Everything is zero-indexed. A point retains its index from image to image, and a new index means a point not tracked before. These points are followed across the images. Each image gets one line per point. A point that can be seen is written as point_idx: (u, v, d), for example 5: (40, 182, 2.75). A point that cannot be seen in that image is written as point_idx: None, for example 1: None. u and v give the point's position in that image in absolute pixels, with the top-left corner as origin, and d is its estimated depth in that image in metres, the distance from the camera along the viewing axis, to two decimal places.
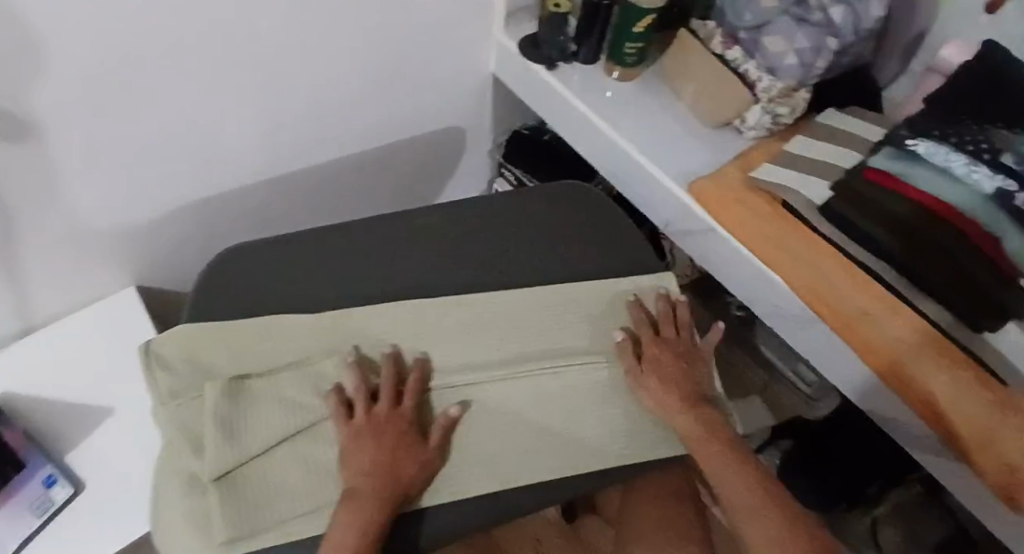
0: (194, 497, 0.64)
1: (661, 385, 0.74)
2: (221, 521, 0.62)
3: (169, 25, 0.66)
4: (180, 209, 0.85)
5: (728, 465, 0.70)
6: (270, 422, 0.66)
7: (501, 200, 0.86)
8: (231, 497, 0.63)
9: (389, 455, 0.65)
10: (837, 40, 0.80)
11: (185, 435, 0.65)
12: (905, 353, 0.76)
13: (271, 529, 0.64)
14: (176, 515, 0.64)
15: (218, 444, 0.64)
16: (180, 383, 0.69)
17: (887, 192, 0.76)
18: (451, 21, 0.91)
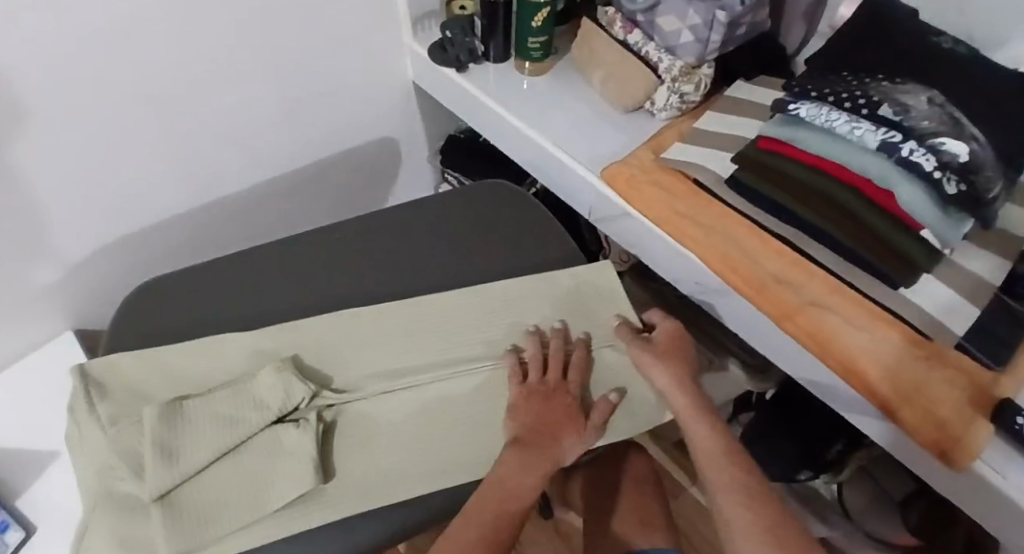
0: (134, 520, 0.62)
1: (671, 360, 0.71)
2: (162, 536, 0.59)
3: (57, 64, 0.70)
4: (107, 244, 0.89)
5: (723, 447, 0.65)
6: (209, 438, 0.63)
7: (431, 204, 0.86)
8: (171, 516, 0.60)
9: (558, 424, 0.68)
10: (725, 12, 0.79)
11: (123, 460, 0.63)
12: (826, 312, 0.71)
13: (213, 541, 0.61)
14: (109, 540, 0.61)
15: (155, 465, 0.61)
16: (121, 409, 0.67)
17: (784, 158, 0.74)
18: (357, 30, 0.95)
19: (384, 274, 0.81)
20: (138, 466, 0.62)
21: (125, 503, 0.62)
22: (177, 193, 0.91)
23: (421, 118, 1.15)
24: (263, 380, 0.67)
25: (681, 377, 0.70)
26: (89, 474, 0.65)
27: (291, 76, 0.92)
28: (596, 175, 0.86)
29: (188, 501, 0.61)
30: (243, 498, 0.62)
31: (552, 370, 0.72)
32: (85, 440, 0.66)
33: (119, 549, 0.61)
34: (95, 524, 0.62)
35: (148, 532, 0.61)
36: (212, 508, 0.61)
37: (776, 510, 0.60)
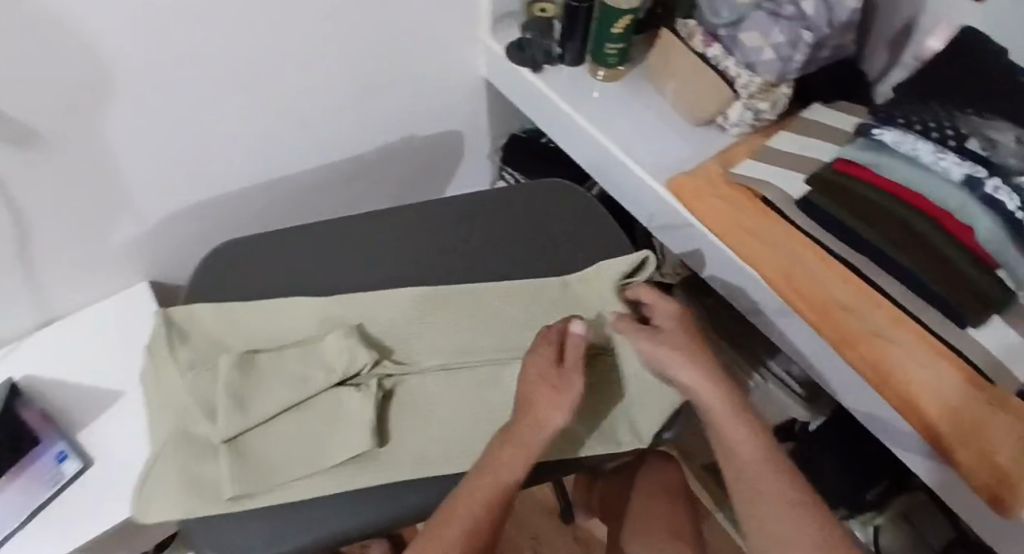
0: (201, 462, 0.64)
1: (694, 353, 0.67)
2: (230, 479, 0.62)
3: (163, 30, 0.72)
4: (183, 210, 0.91)
5: (752, 444, 0.65)
6: (278, 392, 0.66)
7: (499, 196, 0.87)
8: (237, 461, 0.63)
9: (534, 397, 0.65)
10: (812, 32, 0.79)
11: (198, 403, 0.66)
12: (889, 344, 0.70)
13: (274, 489, 0.63)
14: (175, 476, 0.63)
15: (228, 411, 0.65)
16: (197, 354, 0.70)
17: (859, 183, 0.73)
18: (439, 23, 0.96)
19: (445, 260, 0.82)
20: (212, 411, 0.65)
21: (196, 445, 0.65)
22: (252, 166, 0.94)
23: (487, 115, 1.16)
24: (331, 344, 0.69)
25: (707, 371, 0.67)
26: (162, 413, 0.68)
27: (371, 62, 0.94)
28: (661, 183, 0.86)
29: (254, 449, 0.64)
30: (306, 452, 0.64)
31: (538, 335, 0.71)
32: (161, 381, 0.69)
33: (182, 487, 0.63)
34: (162, 461, 0.65)
35: (213, 475, 0.64)
36: (274, 457, 0.64)
37: (815, 510, 0.61)
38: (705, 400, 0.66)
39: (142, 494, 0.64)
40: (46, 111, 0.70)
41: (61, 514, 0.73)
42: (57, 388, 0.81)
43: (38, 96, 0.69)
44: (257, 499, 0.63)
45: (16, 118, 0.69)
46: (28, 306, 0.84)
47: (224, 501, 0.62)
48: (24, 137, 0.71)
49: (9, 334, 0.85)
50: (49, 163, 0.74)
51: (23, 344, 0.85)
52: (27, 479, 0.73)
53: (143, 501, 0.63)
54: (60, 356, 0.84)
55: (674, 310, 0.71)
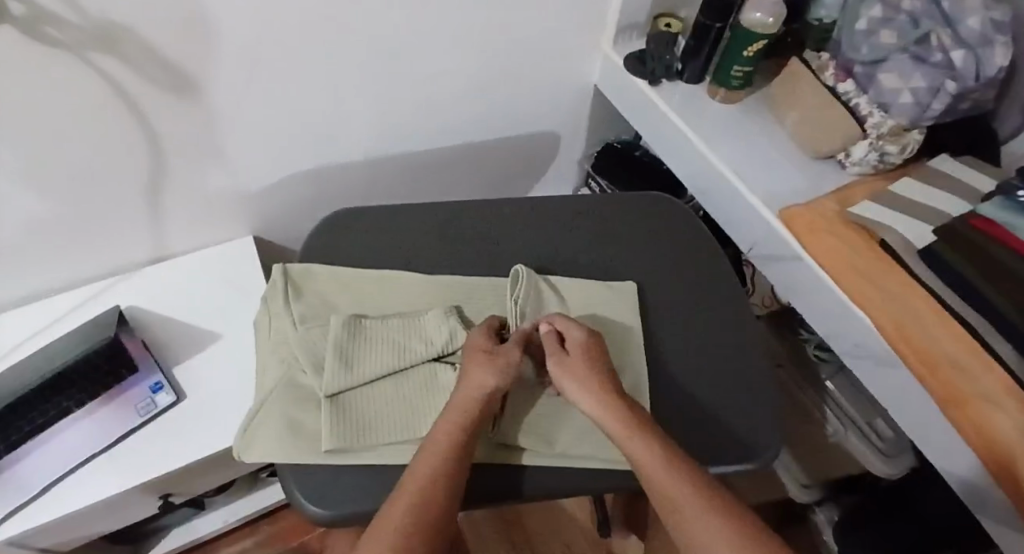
0: (304, 411, 0.67)
1: (590, 375, 0.66)
2: (328, 432, 0.64)
3: (320, 7, 0.74)
4: (295, 175, 0.93)
5: (657, 461, 0.59)
6: (380, 357, 0.69)
7: (607, 201, 0.87)
8: (337, 414, 0.65)
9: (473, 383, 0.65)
10: (957, 83, 0.76)
11: (306, 355, 0.69)
12: (995, 408, 0.68)
13: (366, 449, 0.65)
14: (278, 420, 0.66)
15: (334, 367, 0.67)
16: (310, 310, 0.73)
17: (992, 240, 0.72)
18: (568, 28, 0.96)
19: (547, 258, 0.82)
20: (319, 365, 0.68)
21: (303, 393, 0.68)
22: (365, 143, 0.95)
23: (590, 121, 1.16)
24: (432, 320, 0.71)
25: (607, 394, 0.65)
26: (269, 359, 0.71)
27: (498, 58, 0.94)
28: (773, 212, 0.85)
29: (352, 406, 0.66)
30: (400, 419, 0.66)
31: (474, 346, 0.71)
32: (273, 330, 0.72)
33: (284, 431, 0.66)
34: (267, 405, 0.68)
35: (313, 425, 0.66)
36: (371, 418, 0.66)
37: (724, 526, 0.56)
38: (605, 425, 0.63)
39: (243, 431, 0.66)
40: (205, 67, 0.72)
41: (151, 442, 0.76)
42: (164, 321, 0.85)
43: (202, 51, 0.71)
44: (352, 456, 0.64)
45: (180, 69, 0.71)
46: (145, 240, 0.87)
47: (320, 453, 0.64)
48: (182, 86, 0.73)
49: (121, 263, 0.88)
50: (194, 114, 0.76)
51: (132, 278, 0.88)
52: (124, 404, 0.77)
53: (245, 439, 0.66)
54: (165, 293, 0.87)
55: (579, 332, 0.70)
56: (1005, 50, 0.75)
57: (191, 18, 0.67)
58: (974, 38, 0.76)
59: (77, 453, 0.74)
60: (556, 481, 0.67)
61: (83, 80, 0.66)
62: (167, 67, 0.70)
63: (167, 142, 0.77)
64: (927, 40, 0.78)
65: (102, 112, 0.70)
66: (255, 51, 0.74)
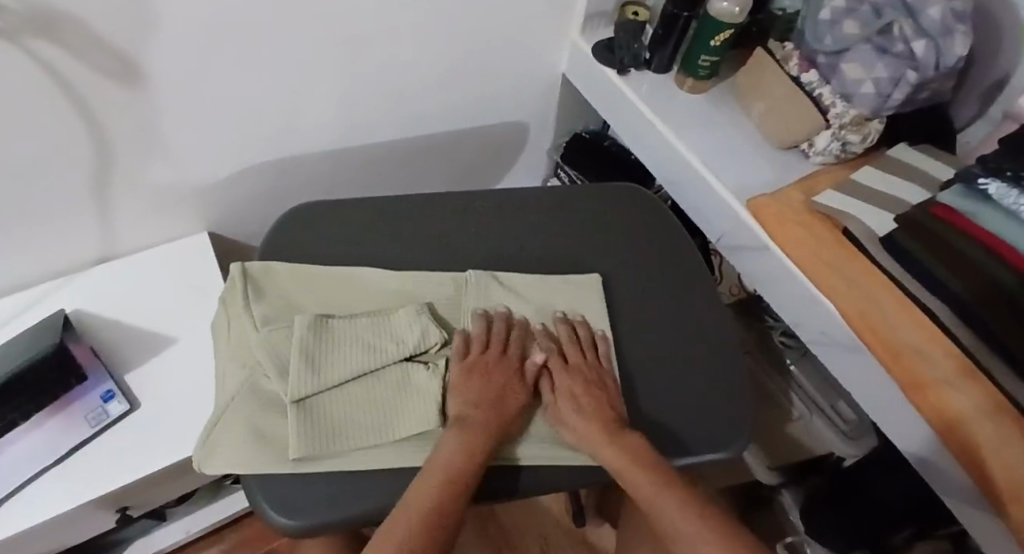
0: (269, 417, 0.64)
1: (583, 407, 0.67)
2: (297, 437, 0.61)
3: None
4: (253, 167, 0.89)
5: (657, 490, 0.61)
6: (349, 359, 0.66)
7: (576, 193, 0.86)
8: (307, 420, 0.62)
9: (499, 392, 0.67)
10: (917, 73, 0.78)
11: (270, 358, 0.66)
12: (953, 391, 0.70)
13: (336, 455, 0.62)
14: (241, 427, 0.63)
15: (300, 370, 0.64)
16: (272, 311, 0.70)
17: (952, 230, 0.72)
18: (535, 17, 0.94)
19: (519, 251, 0.81)
20: (284, 369, 0.65)
21: (266, 399, 0.65)
22: (327, 133, 0.92)
23: (557, 111, 1.14)
24: (403, 318, 0.69)
25: (600, 413, 0.66)
26: (230, 363, 0.67)
27: (463, 46, 0.92)
28: (739, 201, 0.85)
29: (321, 411, 0.63)
30: (370, 421, 0.64)
31: (489, 344, 0.70)
32: (234, 334, 0.69)
33: (249, 439, 0.62)
34: (229, 411, 0.64)
35: (280, 432, 0.63)
36: (342, 422, 0.63)
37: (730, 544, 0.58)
38: (597, 444, 0.64)
39: (204, 441, 0.63)
40: (154, 53, 0.68)
41: (103, 452, 0.72)
42: (117, 323, 0.81)
43: (150, 36, 0.66)
44: (322, 463, 0.62)
45: (127, 55, 0.67)
46: (94, 237, 0.83)
47: (288, 460, 0.61)
48: (130, 74, 0.68)
49: (70, 262, 0.84)
50: (145, 103, 0.72)
51: (80, 278, 0.83)
52: (74, 414, 0.73)
53: (207, 449, 0.62)
54: (118, 293, 0.83)
55: (576, 353, 0.71)
56: (965, 39, 0.77)
57: (136, 2, 0.63)
58: (936, 28, 0.77)
59: (23, 469, 0.70)
60: (534, 479, 0.66)
61: (19, 70, 0.61)
62: (111, 55, 0.66)
63: (111, 135, 0.73)
64: (888, 30, 0.80)
65: (42, 104, 0.66)
66: (210, 36, 0.70)
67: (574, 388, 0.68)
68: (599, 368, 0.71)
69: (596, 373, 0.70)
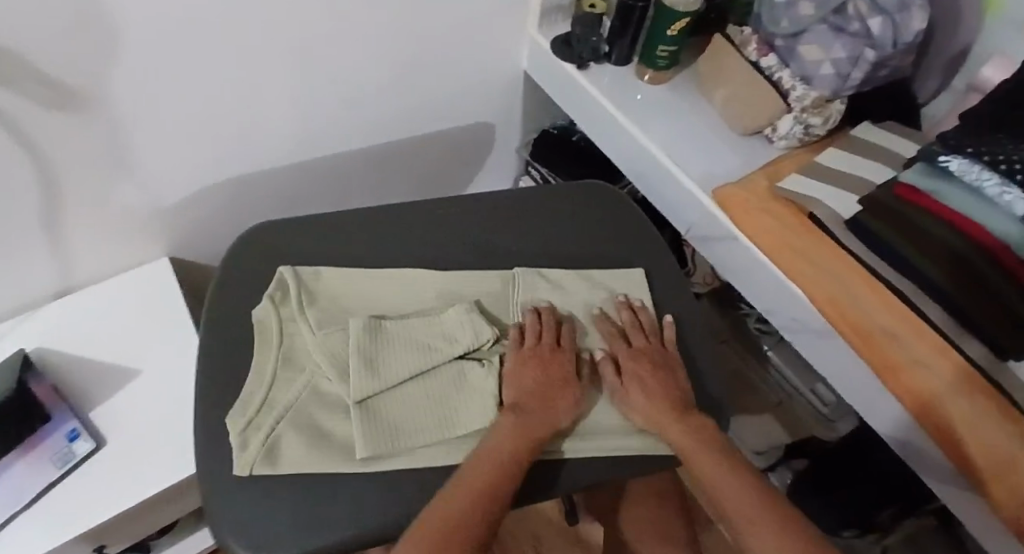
0: (334, 418, 0.63)
1: (650, 389, 0.66)
2: (362, 438, 0.61)
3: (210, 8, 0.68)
4: (211, 187, 0.88)
5: (725, 472, 0.61)
6: (407, 357, 0.65)
7: (545, 191, 0.84)
8: (372, 422, 0.62)
9: (552, 385, 0.65)
10: (875, 52, 0.77)
11: (328, 361, 0.65)
12: (922, 370, 0.70)
13: (401, 453, 0.61)
14: (305, 429, 0.62)
15: (360, 373, 0.63)
16: (326, 315, 0.69)
17: (915, 209, 0.71)
18: (489, 15, 0.93)
19: (486, 252, 0.78)
20: (341, 371, 0.64)
21: (328, 401, 0.64)
22: (284, 148, 0.90)
23: (523, 108, 1.12)
24: (454, 316, 0.68)
25: (667, 394, 0.66)
26: (282, 367, 0.65)
27: (416, 49, 0.90)
28: (706, 192, 0.84)
29: (382, 412, 0.63)
30: (433, 419, 0.63)
31: (541, 332, 0.69)
32: (285, 336, 0.67)
33: (311, 439, 0.61)
34: (290, 413, 0.63)
35: (343, 432, 0.63)
36: (405, 422, 0.63)
37: (798, 526, 0.57)
38: (666, 423, 0.64)
39: (259, 441, 0.60)
40: (92, 79, 0.67)
41: (71, 493, 0.72)
42: (79, 360, 0.79)
43: (86, 61, 0.65)
44: (389, 460, 0.61)
45: (63, 83, 0.65)
46: (51, 271, 0.82)
47: (354, 460, 0.61)
48: (68, 101, 0.67)
49: (27, 298, 0.82)
50: (89, 129, 0.71)
51: (39, 315, 0.82)
52: (36, 457, 0.72)
53: (265, 450, 0.60)
54: (78, 327, 0.82)
55: (640, 337, 0.71)
56: (921, 13, 0.76)
57: (64, 30, 0.61)
58: (893, 4, 0.75)
59: None
60: (586, 469, 0.64)
61: None
62: (45, 85, 0.64)
63: (57, 166, 0.72)
64: (844, 9, 0.78)
65: None
66: (150, 56, 0.68)
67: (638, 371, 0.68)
68: (664, 352, 0.70)
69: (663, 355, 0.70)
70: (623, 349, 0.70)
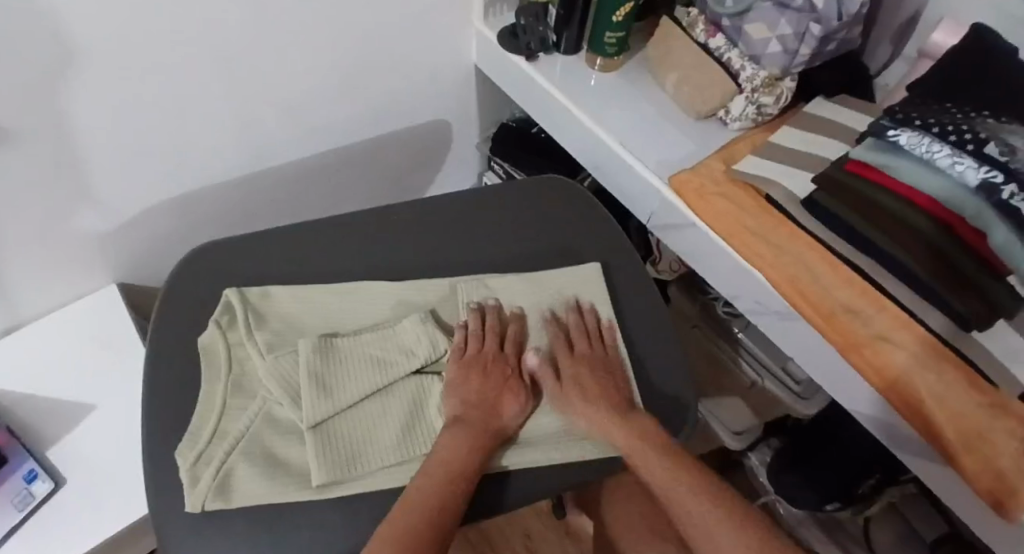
0: (290, 445, 0.62)
1: (597, 371, 0.67)
2: (316, 463, 0.60)
3: (123, 22, 0.66)
4: (156, 208, 0.86)
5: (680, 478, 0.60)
6: (358, 376, 0.64)
7: (499, 192, 0.81)
8: (325, 446, 0.61)
9: (497, 393, 0.65)
10: (820, 26, 0.75)
11: (279, 386, 0.64)
12: (887, 345, 0.69)
13: (358, 477, 0.60)
14: (257, 458, 0.61)
15: (312, 396, 0.62)
16: (278, 337, 0.67)
17: (869, 185, 0.70)
18: (430, 10, 0.91)
19: (440, 258, 0.76)
20: (295, 395, 0.63)
21: (284, 426, 0.63)
22: (229, 162, 0.88)
23: (478, 103, 1.10)
24: (408, 328, 0.67)
25: (605, 395, 0.65)
26: (232, 394, 0.64)
27: (357, 51, 0.88)
28: (661, 178, 0.83)
29: (338, 435, 0.62)
30: (390, 439, 0.62)
31: (488, 343, 0.67)
32: (234, 362, 0.66)
33: (266, 469, 0.60)
34: (241, 447, 0.61)
35: (299, 459, 0.62)
36: (361, 443, 0.62)
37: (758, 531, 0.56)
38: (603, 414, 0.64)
39: (210, 475, 0.59)
40: (6, 106, 0.65)
41: (33, 535, 0.70)
42: (35, 397, 0.78)
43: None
44: (348, 485, 0.60)
45: None
46: None
47: (311, 487, 0.60)
48: None
49: None
50: (14, 157, 0.69)
51: None
52: None
53: (217, 482, 0.59)
54: (30, 363, 0.80)
55: (589, 343, 0.69)
56: None
57: None
58: None
59: None
60: (526, 483, 0.63)
61: None
62: None
63: None
64: None
65: None
66: (66, 78, 0.67)
67: (579, 369, 0.67)
68: (606, 352, 0.69)
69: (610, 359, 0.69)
70: (566, 347, 0.69)
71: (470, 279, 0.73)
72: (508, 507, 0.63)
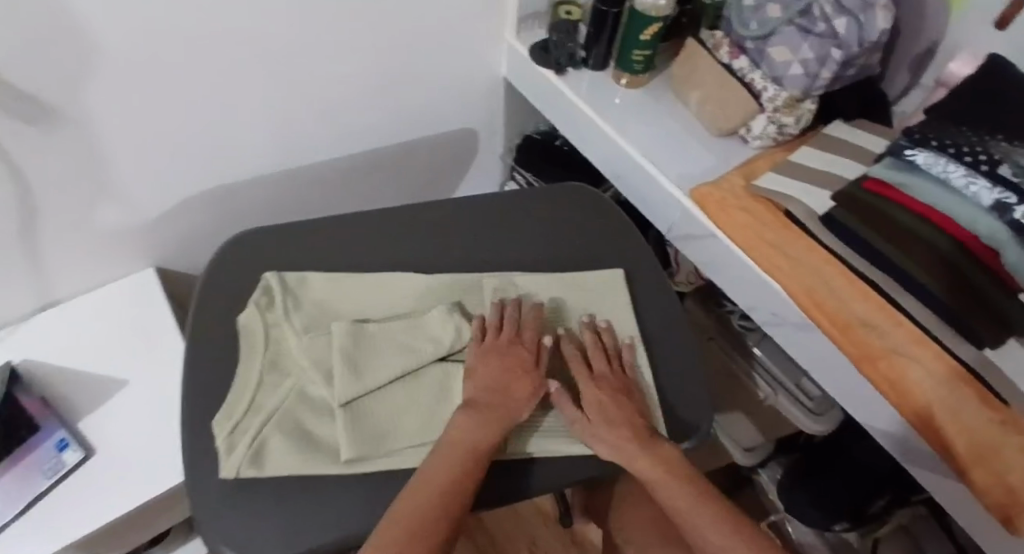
0: (321, 422, 0.64)
1: (617, 398, 0.67)
2: (346, 439, 0.62)
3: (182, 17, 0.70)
4: (195, 197, 0.89)
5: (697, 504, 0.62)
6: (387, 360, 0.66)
7: (526, 196, 0.84)
8: (355, 424, 0.63)
9: (512, 379, 0.65)
10: (842, 51, 0.79)
11: (312, 365, 0.66)
12: (900, 357, 0.71)
13: (385, 454, 0.62)
14: (290, 432, 0.63)
15: (344, 376, 0.64)
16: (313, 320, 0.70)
17: (887, 202, 0.73)
18: (466, 23, 0.95)
19: (467, 255, 0.79)
20: (328, 374, 0.65)
21: (316, 405, 0.65)
22: (267, 157, 0.92)
23: (504, 114, 1.14)
24: (436, 318, 0.69)
25: (629, 425, 0.65)
26: (267, 372, 0.66)
27: (394, 58, 0.92)
28: (682, 190, 0.86)
29: (367, 414, 0.64)
30: (417, 422, 0.64)
31: (507, 329, 0.69)
32: (271, 341, 0.68)
33: (298, 443, 0.62)
34: (272, 422, 0.63)
35: (328, 435, 0.63)
36: (389, 423, 0.64)
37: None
38: (621, 438, 0.64)
39: (245, 444, 0.61)
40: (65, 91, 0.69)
41: (60, 503, 0.72)
42: (67, 371, 0.81)
43: (61, 72, 0.67)
44: (374, 462, 0.62)
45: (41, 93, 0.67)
46: (28, 288, 0.83)
47: (340, 462, 0.62)
48: (45, 117, 0.69)
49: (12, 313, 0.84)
50: (69, 139, 0.72)
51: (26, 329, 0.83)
52: (25, 468, 0.73)
53: (252, 452, 0.61)
54: (64, 340, 0.83)
55: (607, 366, 0.70)
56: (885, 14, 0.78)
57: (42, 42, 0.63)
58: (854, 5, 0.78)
59: None
60: (546, 473, 0.65)
61: None
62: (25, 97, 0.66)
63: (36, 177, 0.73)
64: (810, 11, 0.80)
65: None
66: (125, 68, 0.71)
67: (599, 396, 0.67)
68: (626, 377, 0.70)
69: (627, 383, 0.69)
70: (584, 368, 0.69)
71: (497, 275, 0.75)
72: (530, 493, 0.64)
